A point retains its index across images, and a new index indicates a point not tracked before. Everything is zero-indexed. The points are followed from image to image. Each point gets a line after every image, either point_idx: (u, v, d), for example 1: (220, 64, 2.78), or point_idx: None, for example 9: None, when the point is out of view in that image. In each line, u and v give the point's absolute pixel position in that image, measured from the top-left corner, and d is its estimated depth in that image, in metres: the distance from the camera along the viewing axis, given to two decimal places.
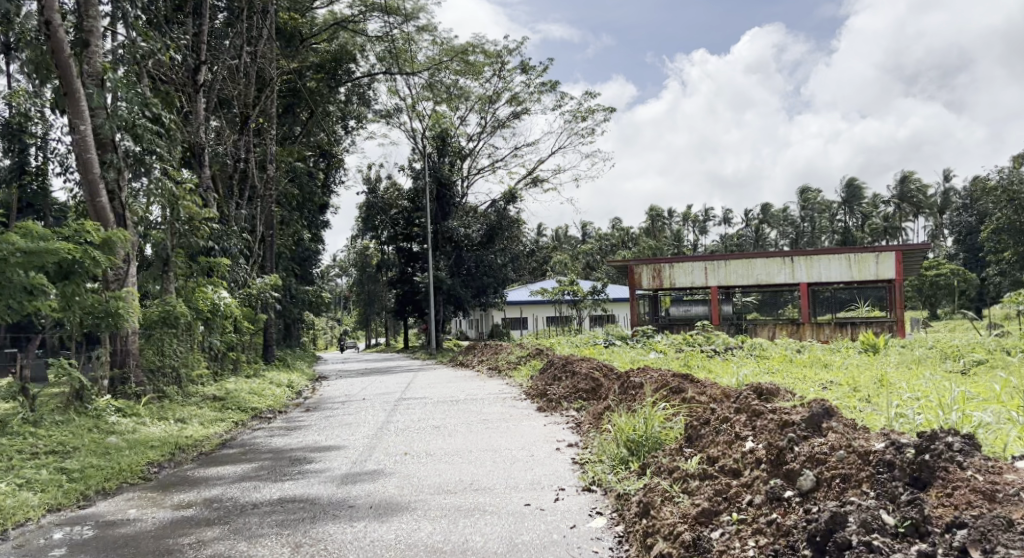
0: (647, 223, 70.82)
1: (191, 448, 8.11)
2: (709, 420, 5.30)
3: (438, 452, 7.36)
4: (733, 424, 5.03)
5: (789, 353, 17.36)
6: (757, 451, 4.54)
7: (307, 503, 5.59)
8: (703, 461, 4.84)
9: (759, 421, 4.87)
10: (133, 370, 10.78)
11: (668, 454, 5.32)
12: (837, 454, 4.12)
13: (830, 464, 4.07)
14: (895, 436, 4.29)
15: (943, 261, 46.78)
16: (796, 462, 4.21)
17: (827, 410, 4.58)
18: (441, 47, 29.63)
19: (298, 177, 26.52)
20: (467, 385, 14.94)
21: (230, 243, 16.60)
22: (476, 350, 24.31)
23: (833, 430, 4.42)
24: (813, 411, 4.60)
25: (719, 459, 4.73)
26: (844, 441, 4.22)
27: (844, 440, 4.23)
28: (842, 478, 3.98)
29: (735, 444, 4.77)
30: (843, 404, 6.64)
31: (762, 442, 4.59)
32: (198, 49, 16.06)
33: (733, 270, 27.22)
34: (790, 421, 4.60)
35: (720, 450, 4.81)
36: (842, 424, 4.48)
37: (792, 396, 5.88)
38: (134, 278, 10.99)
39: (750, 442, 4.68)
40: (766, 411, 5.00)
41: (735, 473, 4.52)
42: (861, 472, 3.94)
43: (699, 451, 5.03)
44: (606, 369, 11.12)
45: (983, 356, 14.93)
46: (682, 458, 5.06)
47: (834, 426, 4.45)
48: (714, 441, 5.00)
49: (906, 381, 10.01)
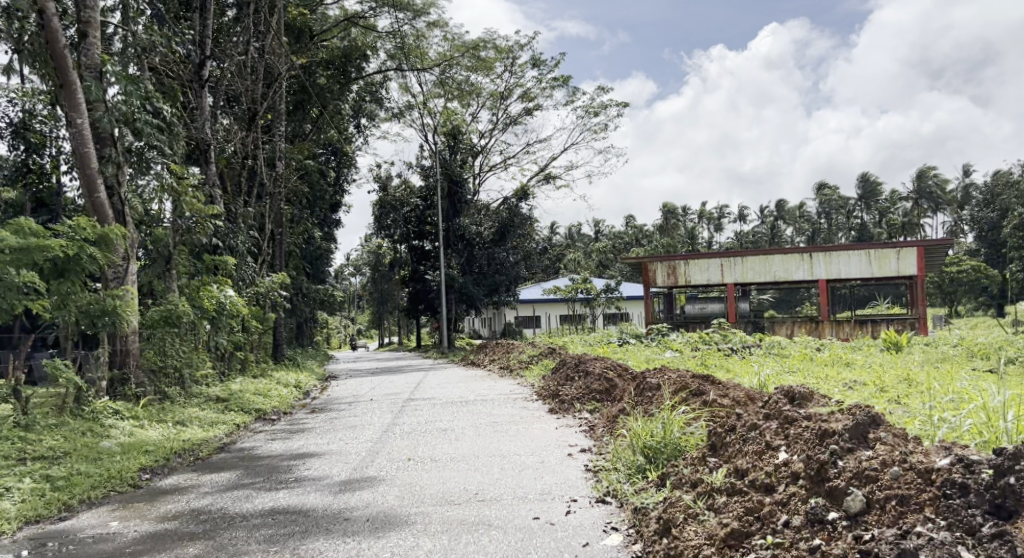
0: (661, 221, 70.18)
1: (186, 452, 7.75)
2: (736, 427, 4.88)
3: (443, 457, 6.97)
4: (762, 432, 4.62)
5: (809, 352, 16.83)
6: (792, 464, 4.13)
7: (300, 515, 5.21)
8: (730, 473, 4.43)
9: (793, 430, 4.45)
10: (133, 371, 10.47)
11: (690, 463, 4.91)
12: (890, 472, 3.71)
13: (882, 483, 3.67)
14: (959, 450, 3.86)
15: (964, 257, 45.94)
16: (841, 480, 3.81)
17: (873, 418, 4.15)
18: (453, 43, 29.20)
19: (308, 175, 26.23)
20: (479, 385, 14.52)
21: (236, 241, 16.28)
22: (488, 349, 23.91)
23: (882, 441, 4.00)
24: (858, 420, 4.17)
25: (748, 472, 4.31)
26: (896, 456, 3.81)
27: (897, 455, 3.82)
28: (899, 501, 3.57)
29: (766, 455, 4.35)
30: (883, 408, 6.19)
31: (798, 454, 4.17)
32: (203, 43, 15.70)
33: (750, 267, 26.56)
34: (830, 430, 4.18)
35: (748, 463, 4.39)
36: (890, 435, 4.06)
37: (827, 400, 5.42)
38: (134, 276, 10.63)
39: (784, 454, 4.26)
40: (800, 418, 4.57)
41: (768, 489, 4.10)
42: (922, 494, 3.54)
43: (725, 461, 4.62)
44: (620, 369, 10.68)
45: (1012, 356, 14.38)
46: (706, 469, 4.64)
47: (882, 437, 4.03)
48: (742, 452, 4.59)
49: (940, 382, 9.49)
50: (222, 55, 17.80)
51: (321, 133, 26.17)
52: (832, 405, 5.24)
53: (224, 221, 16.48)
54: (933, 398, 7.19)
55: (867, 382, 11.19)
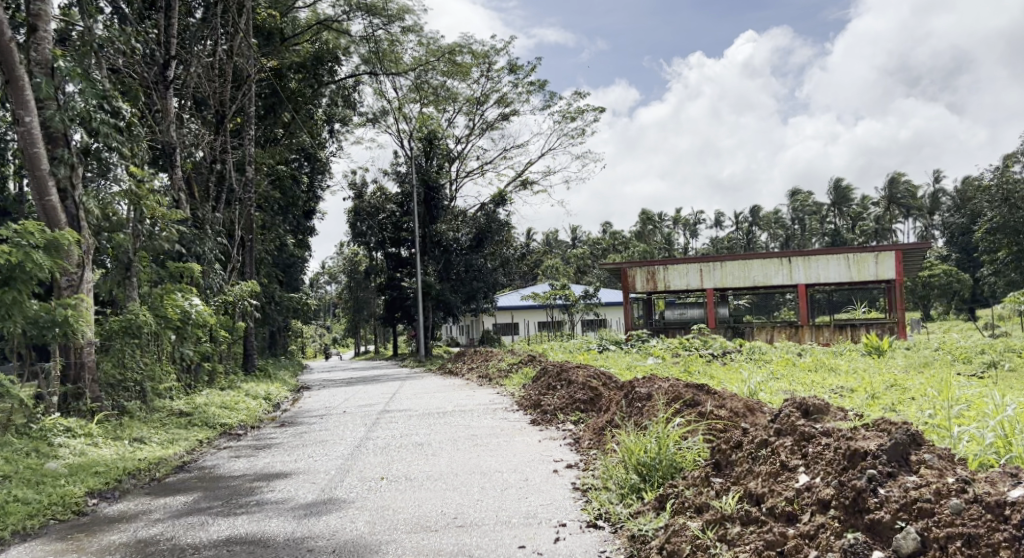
0: (638, 227, 70.08)
1: (142, 473, 7.19)
2: (742, 445, 4.47)
3: (420, 475, 6.49)
4: (775, 450, 4.23)
5: (791, 357, 16.53)
6: (819, 491, 3.73)
7: (258, 545, 4.69)
8: (742, 498, 4.03)
9: (811, 449, 4.05)
10: (88, 385, 9.81)
11: (692, 484, 4.50)
12: (950, 505, 3.30)
13: (941, 518, 3.26)
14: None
15: (937, 262, 46.14)
16: (886, 513, 3.41)
17: (914, 437, 3.73)
18: (428, 47, 28.70)
19: (280, 180, 25.56)
20: (457, 396, 13.99)
21: (202, 247, 15.59)
22: (465, 357, 23.42)
23: (927, 466, 3.59)
24: (897, 439, 3.74)
25: (765, 498, 3.91)
26: (951, 484, 3.41)
27: (954, 486, 3.40)
28: (963, 539, 3.17)
29: (784, 479, 3.96)
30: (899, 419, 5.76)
31: (824, 479, 3.77)
32: (168, 43, 15.06)
33: (729, 272, 26.30)
34: (863, 449, 3.77)
35: (763, 487, 3.99)
36: (936, 457, 3.66)
37: (842, 413, 5.01)
38: (90, 284, 10.03)
39: (804, 478, 3.86)
40: (818, 435, 4.16)
41: (790, 519, 3.72)
42: (994, 535, 3.12)
43: (735, 484, 4.21)
44: (605, 378, 10.25)
45: (997, 362, 14.15)
46: (713, 492, 4.24)
47: (927, 460, 3.64)
48: (754, 473, 4.19)
49: (935, 390, 9.13)
50: (189, 56, 17.18)
51: (293, 137, 25.55)
52: (848, 419, 4.85)
53: (190, 227, 15.82)
54: (937, 408, 6.83)
55: (856, 389, 10.84)
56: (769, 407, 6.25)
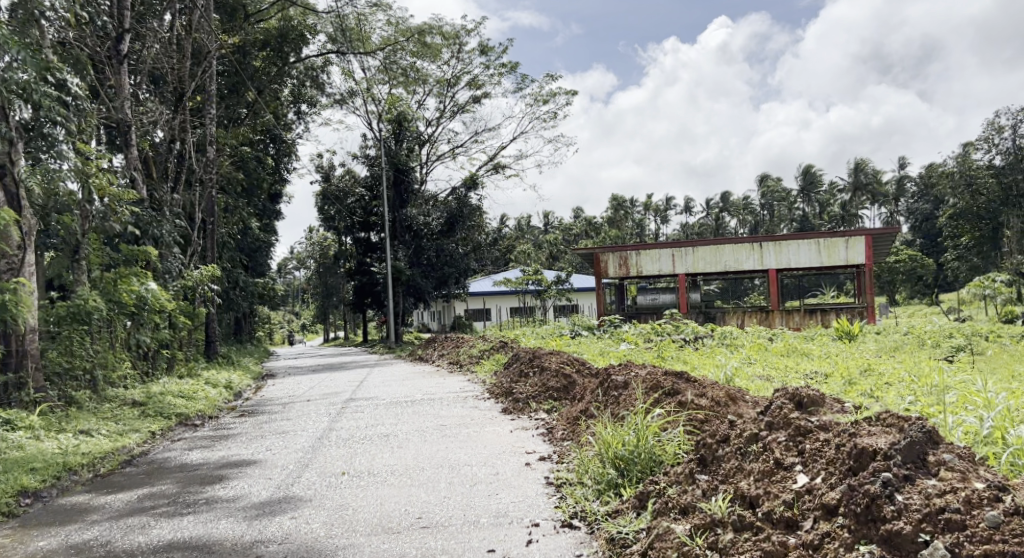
0: (609, 213, 69.83)
1: (85, 470, 6.74)
2: (733, 441, 4.20)
3: (385, 469, 6.12)
4: (769, 448, 3.99)
5: (763, 342, 16.37)
6: (826, 496, 3.47)
7: (204, 551, 4.29)
8: (734, 501, 3.77)
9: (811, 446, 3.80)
10: (31, 374, 9.30)
11: (675, 482, 4.23)
12: (987, 518, 3.05)
13: (978, 534, 3.00)
14: None
15: (904, 248, 46.48)
16: (906, 524, 3.15)
17: (931, 436, 3.49)
18: (396, 27, 28.00)
19: (244, 162, 24.81)
20: (426, 383, 13.59)
21: (161, 230, 14.99)
22: (435, 344, 22.99)
23: (948, 468, 3.35)
24: (913, 438, 3.49)
25: (762, 502, 3.66)
26: (981, 492, 3.18)
27: (987, 496, 3.16)
28: (1005, 556, 2.91)
29: (784, 481, 3.70)
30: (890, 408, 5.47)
31: (831, 483, 3.52)
32: (122, 15, 14.60)
33: (701, 257, 26.13)
34: (873, 448, 3.54)
35: (758, 488, 3.77)
36: (956, 457, 3.42)
37: (837, 404, 4.73)
38: (32, 267, 9.70)
39: (807, 480, 3.61)
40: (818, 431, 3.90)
41: (792, 526, 3.47)
42: None
43: (726, 485, 3.96)
44: (578, 365, 9.93)
45: (969, 347, 14.08)
46: (699, 492, 3.99)
47: (948, 461, 3.40)
48: (745, 471, 3.97)
49: (913, 376, 8.93)
50: (145, 31, 16.50)
51: (257, 118, 24.83)
52: (845, 411, 4.58)
53: (147, 210, 15.16)
54: (924, 395, 6.59)
55: (830, 374, 10.64)
56: (752, 395, 5.98)
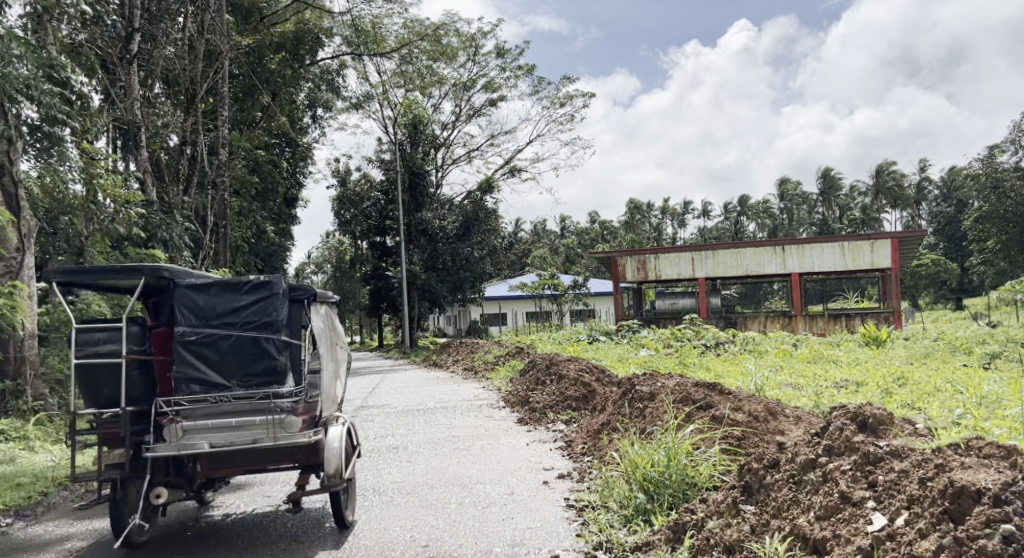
0: (626, 218, 69.08)
1: (76, 485, 6.38)
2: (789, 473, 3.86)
3: (391, 487, 5.69)
4: (831, 477, 3.66)
5: (788, 348, 15.79)
6: (918, 543, 3.11)
7: None
8: (795, 547, 3.43)
9: (895, 485, 3.44)
10: (30, 382, 8.95)
11: (719, 517, 3.88)
12: None
13: None
14: None
15: (928, 251, 45.46)
16: None
17: None
18: (412, 29, 27.65)
19: (259, 165, 24.53)
20: (440, 390, 13.14)
21: (174, 234, 14.65)
22: (450, 349, 22.58)
23: None
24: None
25: (832, 547, 3.32)
26: None
27: None
28: None
29: (862, 522, 3.35)
30: (956, 428, 4.97)
31: (924, 530, 3.14)
32: (132, 15, 14.38)
33: (721, 261, 25.50)
34: (976, 487, 3.13)
35: (824, 529, 3.43)
36: None
37: (909, 426, 4.29)
38: (32, 270, 9.43)
39: (893, 524, 3.25)
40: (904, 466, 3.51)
41: None
42: None
43: (781, 521, 3.63)
44: (598, 373, 9.43)
45: (1005, 354, 13.45)
46: (749, 529, 3.67)
47: None
48: (804, 505, 3.65)
49: (956, 386, 8.37)
50: (158, 32, 16.24)
51: (271, 122, 24.54)
52: (918, 432, 4.17)
53: (156, 212, 14.79)
54: (979, 409, 6.08)
55: (863, 383, 10.10)
56: (793, 411, 5.51)
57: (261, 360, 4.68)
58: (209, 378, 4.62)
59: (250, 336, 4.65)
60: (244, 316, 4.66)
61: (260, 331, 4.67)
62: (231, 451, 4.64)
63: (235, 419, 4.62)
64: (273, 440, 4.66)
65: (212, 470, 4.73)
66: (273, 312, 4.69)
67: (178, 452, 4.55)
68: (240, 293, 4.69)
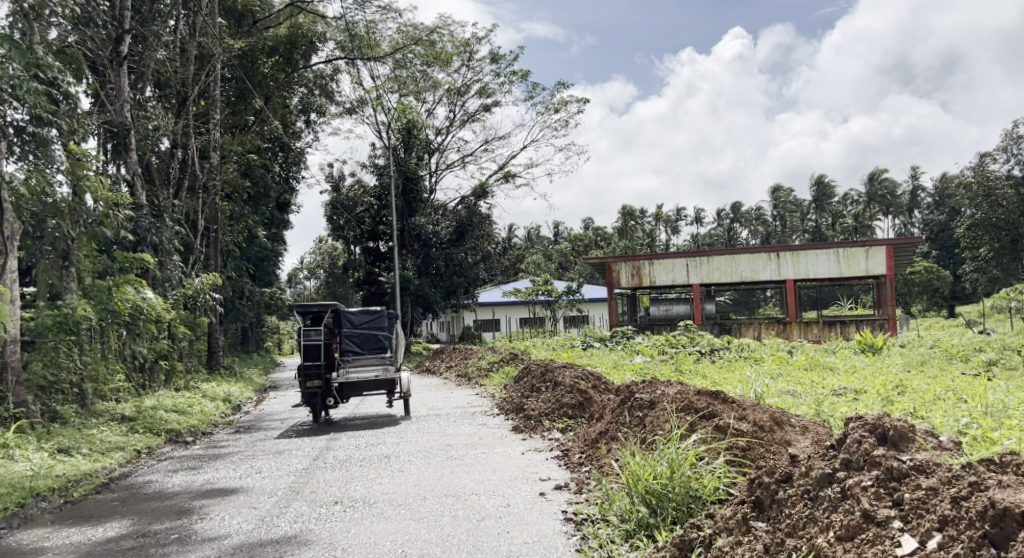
0: (620, 224, 68.84)
1: (56, 496, 6.17)
2: (807, 492, 3.81)
3: (382, 499, 5.49)
4: (853, 495, 3.62)
5: (784, 355, 15.66)
6: None
7: None
8: None
9: (927, 507, 3.41)
10: (12, 388, 8.73)
11: (731, 536, 3.83)
12: None
13: None
14: None
15: (921, 259, 45.40)
16: None
17: None
18: (406, 33, 27.48)
19: (251, 169, 24.27)
20: (432, 397, 12.89)
21: (164, 238, 14.43)
22: (443, 355, 22.35)
23: None
24: None
25: None
26: None
27: None
28: None
29: (893, 546, 3.31)
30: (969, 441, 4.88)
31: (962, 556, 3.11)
32: (122, 16, 14.22)
33: (716, 267, 25.36)
34: (1020, 509, 3.10)
35: (849, 551, 3.39)
36: None
37: (930, 440, 4.24)
38: (13, 274, 9.19)
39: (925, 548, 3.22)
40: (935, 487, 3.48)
41: None
42: None
43: (798, 541, 3.60)
44: (594, 380, 9.25)
45: (1003, 362, 13.33)
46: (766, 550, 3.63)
47: None
48: (824, 525, 3.61)
49: (958, 395, 8.23)
50: (149, 35, 16.06)
51: (264, 126, 24.30)
52: (939, 447, 4.12)
53: (147, 215, 14.55)
54: (985, 418, 5.99)
55: (862, 391, 9.96)
56: (799, 422, 5.36)
57: (379, 344, 10.86)
58: (356, 348, 10.70)
59: (373, 331, 10.82)
60: (370, 324, 10.78)
61: (378, 329, 10.84)
62: (363, 381, 10.46)
63: (367, 367, 10.60)
64: (382, 375, 10.50)
65: (350, 393, 10.49)
66: (382, 324, 10.86)
67: (340, 381, 10.33)
68: (368, 315, 10.82)
